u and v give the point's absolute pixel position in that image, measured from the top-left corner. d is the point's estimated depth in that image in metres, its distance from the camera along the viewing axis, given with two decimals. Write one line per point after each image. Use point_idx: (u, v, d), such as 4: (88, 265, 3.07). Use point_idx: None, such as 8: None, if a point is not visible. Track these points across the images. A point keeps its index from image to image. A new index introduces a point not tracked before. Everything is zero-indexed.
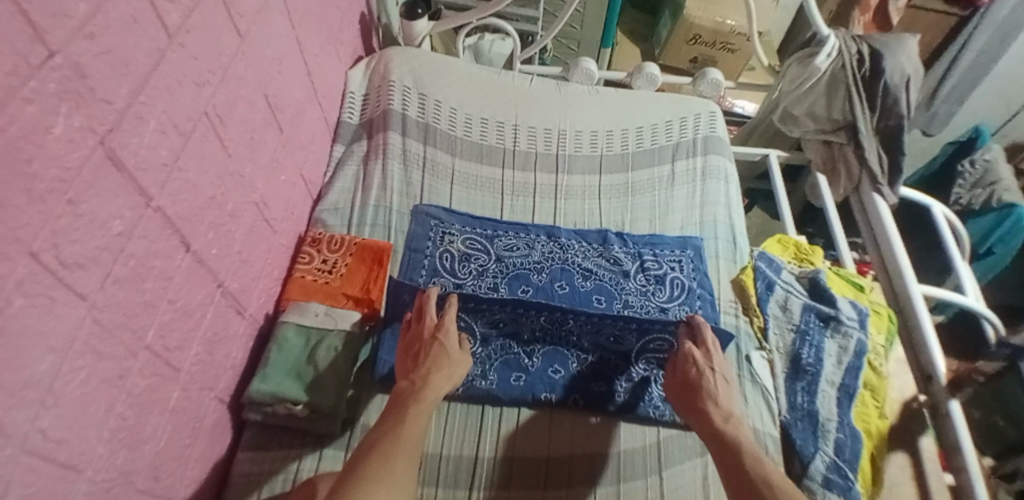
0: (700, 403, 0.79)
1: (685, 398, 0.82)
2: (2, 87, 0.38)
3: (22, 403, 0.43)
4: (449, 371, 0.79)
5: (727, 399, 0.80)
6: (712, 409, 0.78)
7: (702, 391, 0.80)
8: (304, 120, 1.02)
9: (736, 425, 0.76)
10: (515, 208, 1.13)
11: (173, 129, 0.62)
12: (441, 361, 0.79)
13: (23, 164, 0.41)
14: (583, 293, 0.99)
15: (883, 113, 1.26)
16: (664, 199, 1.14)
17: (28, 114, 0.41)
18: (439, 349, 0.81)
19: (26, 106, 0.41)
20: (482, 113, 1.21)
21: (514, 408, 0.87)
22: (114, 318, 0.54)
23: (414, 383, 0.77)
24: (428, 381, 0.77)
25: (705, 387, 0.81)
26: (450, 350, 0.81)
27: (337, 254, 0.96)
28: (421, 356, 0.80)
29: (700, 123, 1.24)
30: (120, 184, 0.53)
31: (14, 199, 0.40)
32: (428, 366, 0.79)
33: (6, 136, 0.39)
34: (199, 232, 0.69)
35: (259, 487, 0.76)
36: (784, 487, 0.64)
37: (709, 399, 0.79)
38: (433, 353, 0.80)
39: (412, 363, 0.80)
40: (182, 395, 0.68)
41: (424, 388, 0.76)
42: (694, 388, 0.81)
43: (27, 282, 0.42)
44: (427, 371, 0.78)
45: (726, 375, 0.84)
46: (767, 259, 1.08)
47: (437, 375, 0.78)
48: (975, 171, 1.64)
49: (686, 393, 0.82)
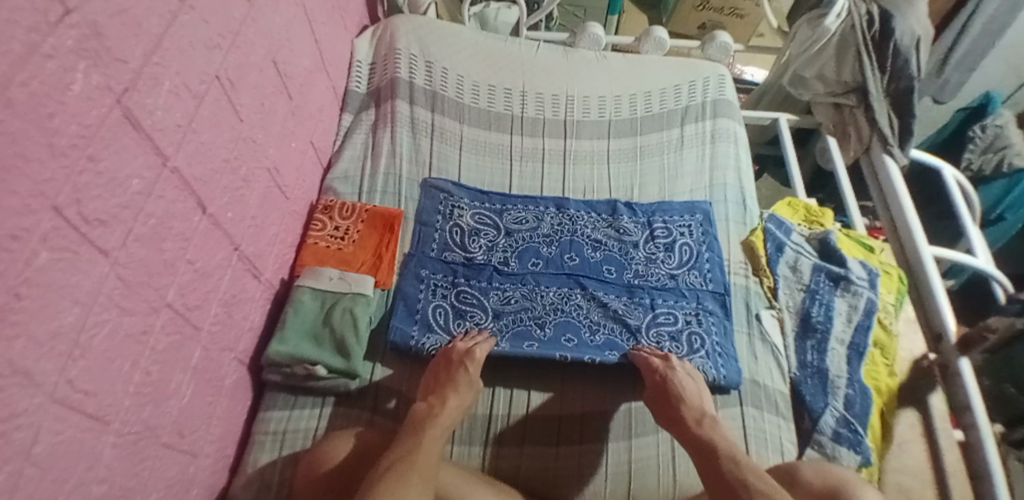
0: (674, 411, 0.78)
1: (659, 407, 0.79)
2: (23, 43, 0.39)
3: (51, 353, 0.44)
4: (466, 399, 0.77)
5: (698, 399, 0.79)
6: (685, 412, 0.77)
7: (674, 397, 0.78)
8: (313, 89, 1.02)
9: (710, 426, 0.75)
10: (525, 173, 1.13)
11: (187, 92, 0.63)
12: (461, 385, 0.77)
13: (45, 119, 0.42)
14: (594, 263, 0.99)
15: (893, 75, 1.24)
16: (673, 163, 1.14)
17: (48, 70, 0.42)
18: (463, 375, 0.78)
19: (46, 63, 0.42)
20: (490, 80, 1.20)
21: (524, 392, 0.86)
22: (136, 276, 0.55)
23: (432, 405, 0.74)
24: (445, 406, 0.74)
25: (674, 391, 0.79)
26: (473, 378, 0.79)
27: (349, 221, 0.98)
28: (443, 377, 0.79)
29: (709, 88, 1.23)
30: (138, 143, 0.54)
31: (37, 154, 0.41)
32: (448, 390, 0.77)
33: (29, 91, 0.40)
34: (215, 195, 0.70)
35: (281, 444, 0.78)
36: (763, 489, 0.64)
37: (680, 403, 0.78)
38: (456, 377, 0.78)
39: (433, 383, 0.79)
40: (204, 354, 0.70)
41: (442, 414, 0.73)
42: (664, 395, 0.79)
43: (52, 237, 0.43)
44: (447, 395, 0.76)
45: (688, 372, 0.83)
46: (777, 221, 1.07)
47: (455, 398, 0.76)
48: (986, 136, 1.59)
49: (660, 402, 0.79)
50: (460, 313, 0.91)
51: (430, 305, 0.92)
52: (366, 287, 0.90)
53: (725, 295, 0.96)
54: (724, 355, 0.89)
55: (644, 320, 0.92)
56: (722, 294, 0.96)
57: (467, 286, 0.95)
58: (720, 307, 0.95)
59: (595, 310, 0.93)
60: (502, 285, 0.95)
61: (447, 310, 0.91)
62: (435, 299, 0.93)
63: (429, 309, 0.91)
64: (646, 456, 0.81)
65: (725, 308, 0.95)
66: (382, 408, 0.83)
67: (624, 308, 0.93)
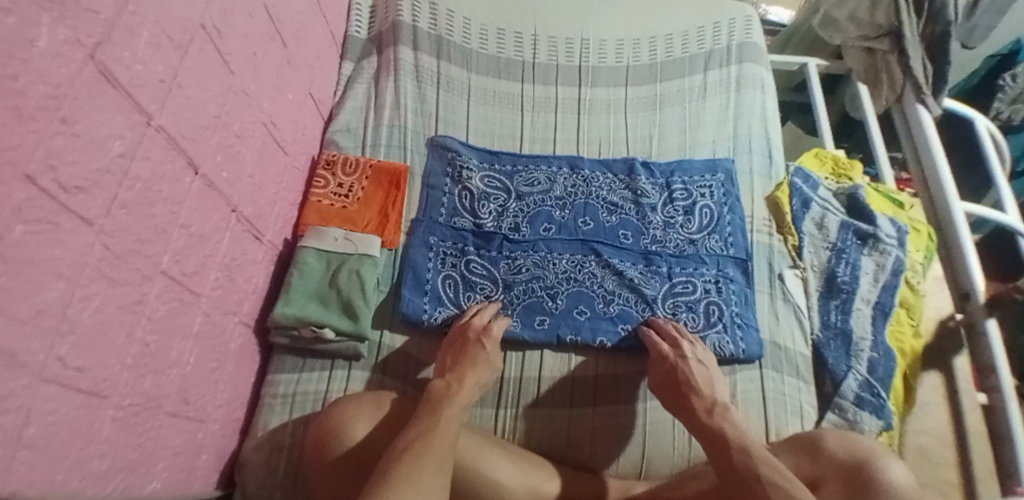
0: (684, 400, 0.73)
1: (669, 396, 0.75)
2: None
3: (35, 331, 0.41)
4: (484, 377, 0.74)
5: (710, 387, 0.74)
6: (696, 401, 0.72)
7: (684, 385, 0.74)
8: (309, 36, 0.95)
9: (722, 414, 0.69)
10: (537, 124, 1.06)
11: (168, 42, 0.57)
12: (478, 362, 0.74)
13: (10, 80, 0.36)
14: (609, 228, 0.94)
15: (929, 20, 1.15)
16: (695, 112, 1.07)
17: (9, 25, 0.36)
18: (481, 352, 0.76)
19: (6, 17, 0.35)
20: (499, 24, 1.12)
21: (537, 352, 0.84)
22: (125, 244, 0.52)
23: (450, 383, 0.70)
24: (463, 384, 0.71)
25: (684, 379, 0.74)
26: (491, 356, 0.76)
27: (353, 178, 0.93)
28: (461, 355, 0.76)
29: (735, 29, 1.14)
30: (115, 101, 0.49)
31: (4, 119, 0.36)
32: (467, 367, 0.73)
33: None
34: (207, 153, 0.65)
35: (290, 407, 0.77)
36: (776, 482, 0.58)
37: (691, 392, 0.73)
38: (474, 354, 0.75)
39: (451, 360, 0.76)
40: (206, 320, 0.68)
41: (460, 391, 0.69)
42: (673, 384, 0.75)
43: (27, 208, 0.39)
44: (464, 373, 0.73)
45: (701, 359, 0.78)
46: (803, 175, 1.02)
47: (473, 375, 0.73)
48: (1018, 84, 1.44)
49: (669, 392, 0.75)
50: (469, 286, 0.87)
51: (439, 276, 0.88)
52: (372, 247, 0.86)
53: (747, 261, 0.91)
54: (744, 326, 0.85)
55: (661, 290, 0.88)
56: (744, 260, 0.91)
57: (476, 256, 0.90)
58: (742, 274, 0.90)
59: (610, 279, 0.88)
60: (512, 253, 0.90)
61: (457, 281, 0.88)
62: (444, 269, 0.89)
63: (438, 280, 0.87)
64: (660, 417, 0.80)
65: (747, 275, 0.90)
66: (393, 370, 0.81)
67: (641, 277, 0.89)
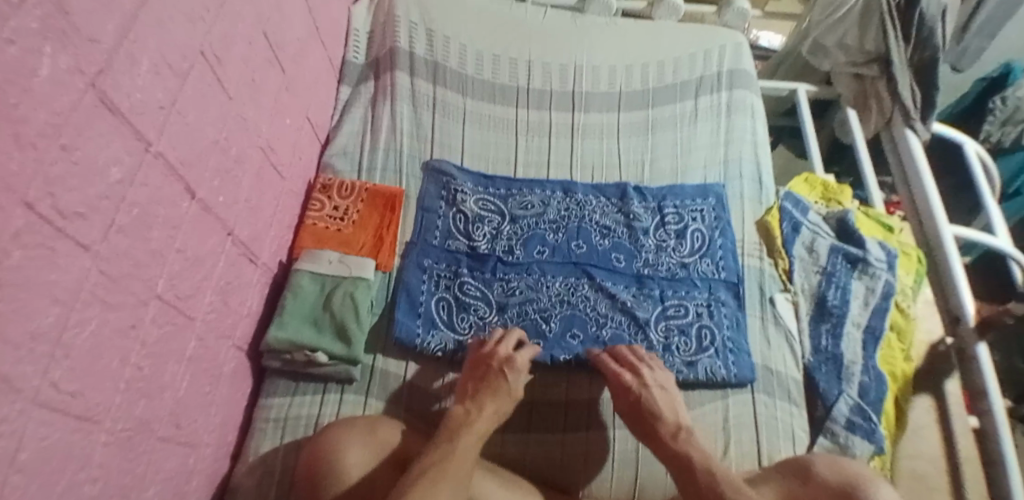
0: (648, 428, 0.72)
1: (634, 423, 0.74)
2: None
3: (30, 356, 0.41)
4: (506, 407, 0.73)
5: (674, 412, 0.73)
6: (660, 428, 0.71)
7: (647, 415, 0.73)
8: (307, 61, 0.97)
9: (686, 440, 0.69)
10: (531, 148, 1.08)
11: (168, 69, 0.58)
12: (499, 392, 0.73)
13: (12, 109, 0.37)
14: (602, 251, 0.95)
15: (917, 46, 1.18)
16: (686, 137, 1.09)
17: (13, 55, 0.37)
18: (504, 383, 0.74)
19: (10, 47, 0.36)
20: (494, 50, 1.14)
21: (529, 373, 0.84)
22: (121, 269, 0.52)
23: (469, 412, 0.70)
24: (482, 415, 0.70)
25: (647, 407, 0.73)
26: (513, 387, 0.74)
27: (349, 201, 0.95)
28: (480, 383, 0.74)
29: (725, 56, 1.17)
30: (115, 128, 0.50)
31: (5, 147, 0.36)
32: (487, 397, 0.72)
33: None
34: (204, 178, 0.66)
35: (282, 431, 0.77)
36: None
37: (654, 420, 0.72)
38: (495, 384, 0.74)
39: (471, 387, 0.74)
40: (199, 343, 0.68)
41: (478, 421, 0.69)
42: (637, 412, 0.74)
43: (25, 234, 0.40)
44: (483, 402, 0.71)
45: (662, 383, 0.77)
46: (794, 199, 1.03)
47: (492, 405, 0.71)
48: (1006, 109, 1.46)
49: (634, 421, 0.74)
50: (463, 307, 0.88)
51: (433, 298, 0.88)
52: (366, 270, 0.87)
53: (739, 285, 0.92)
54: (736, 351, 0.85)
55: (653, 313, 0.88)
56: (735, 284, 0.92)
57: (470, 278, 0.90)
58: (733, 297, 0.91)
59: (603, 302, 0.89)
60: (506, 276, 0.91)
61: (451, 304, 0.88)
62: (438, 292, 0.89)
63: (432, 303, 0.88)
64: None
65: (738, 299, 0.91)
66: (384, 394, 0.81)
67: (633, 300, 0.89)
